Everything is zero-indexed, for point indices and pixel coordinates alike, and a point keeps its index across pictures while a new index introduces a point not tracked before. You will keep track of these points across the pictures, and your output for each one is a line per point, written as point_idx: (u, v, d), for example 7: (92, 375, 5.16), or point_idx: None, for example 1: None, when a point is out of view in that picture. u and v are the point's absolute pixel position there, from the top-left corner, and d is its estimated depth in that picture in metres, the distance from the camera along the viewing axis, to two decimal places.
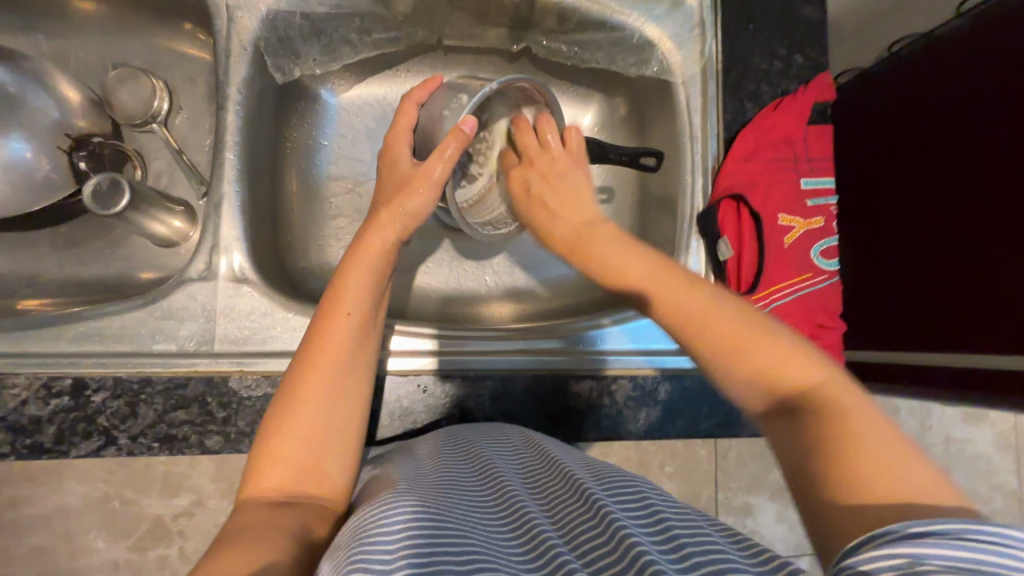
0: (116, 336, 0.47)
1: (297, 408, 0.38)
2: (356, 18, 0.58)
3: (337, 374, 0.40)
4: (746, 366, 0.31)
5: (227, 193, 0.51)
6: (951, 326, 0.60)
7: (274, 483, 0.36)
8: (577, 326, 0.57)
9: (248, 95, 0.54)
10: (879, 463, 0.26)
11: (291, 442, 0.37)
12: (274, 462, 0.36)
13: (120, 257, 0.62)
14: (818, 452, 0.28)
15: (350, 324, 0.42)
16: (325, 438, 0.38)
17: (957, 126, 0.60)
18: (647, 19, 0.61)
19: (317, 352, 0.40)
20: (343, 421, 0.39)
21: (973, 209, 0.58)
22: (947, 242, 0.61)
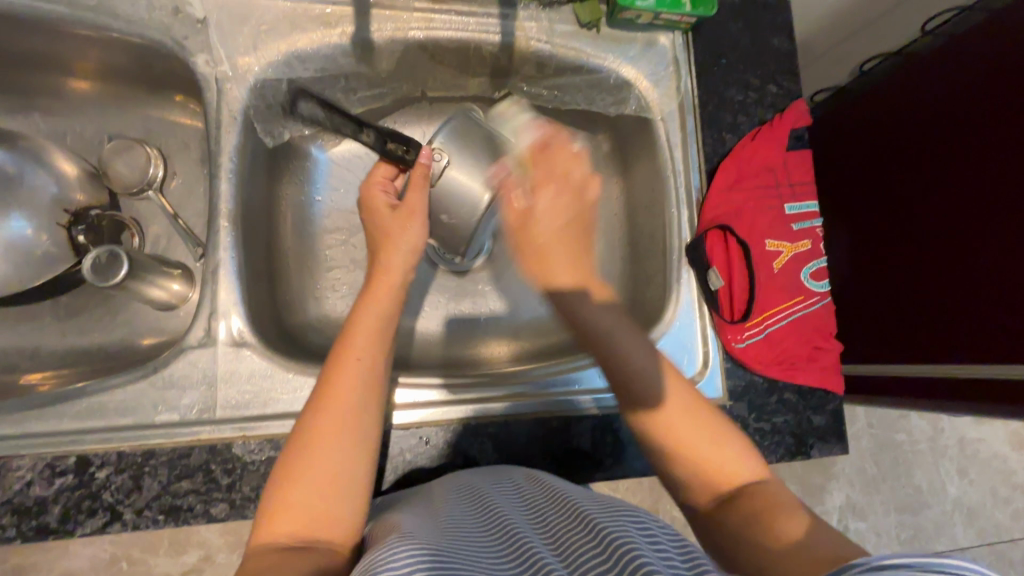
0: (118, 410, 0.47)
1: (307, 454, 0.41)
2: (342, 78, 0.60)
3: (347, 420, 0.43)
4: (709, 462, 0.44)
5: (223, 259, 0.52)
6: (957, 337, 0.60)
7: (287, 527, 0.37)
8: (573, 365, 0.58)
9: (241, 161, 0.55)
10: (798, 550, 0.35)
11: (305, 485, 0.39)
12: (286, 506, 0.38)
13: (121, 322, 0.63)
14: (765, 543, 0.37)
15: (358, 371, 0.45)
16: (338, 482, 0.40)
17: (945, 138, 0.61)
18: (623, 61, 0.63)
19: (327, 399, 0.43)
20: (357, 463, 0.41)
21: (969, 218, 0.59)
22: (945, 251, 0.61)
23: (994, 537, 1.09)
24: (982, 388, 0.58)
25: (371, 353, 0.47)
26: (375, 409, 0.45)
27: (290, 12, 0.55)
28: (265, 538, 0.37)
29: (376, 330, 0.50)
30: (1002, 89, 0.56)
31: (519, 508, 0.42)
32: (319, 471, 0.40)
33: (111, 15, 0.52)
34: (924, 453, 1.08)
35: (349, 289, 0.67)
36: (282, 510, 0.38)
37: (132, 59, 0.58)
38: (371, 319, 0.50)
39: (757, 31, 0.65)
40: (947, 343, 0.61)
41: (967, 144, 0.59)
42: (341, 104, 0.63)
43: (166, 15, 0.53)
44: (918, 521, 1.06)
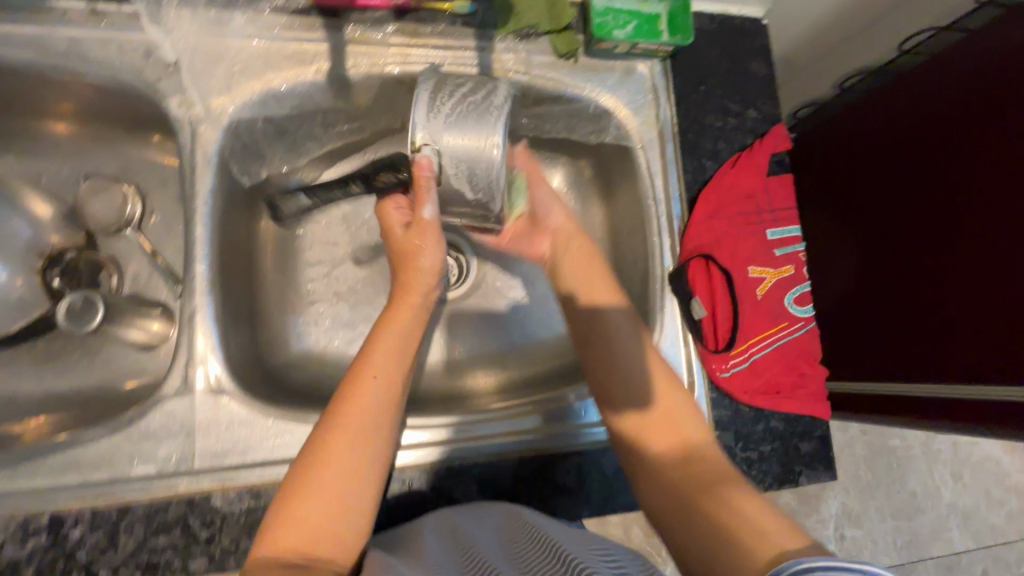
0: (92, 464, 0.46)
1: (318, 472, 0.42)
2: (319, 114, 0.60)
3: (361, 440, 0.43)
4: (663, 422, 0.48)
5: (199, 305, 0.51)
6: (951, 355, 0.59)
7: (291, 544, 0.39)
8: (559, 400, 0.57)
9: (216, 204, 0.54)
10: (741, 525, 0.38)
11: (314, 503, 0.40)
12: (293, 521, 0.40)
13: (100, 365, 0.62)
14: (711, 513, 0.40)
15: (375, 390, 0.45)
16: (346, 501, 0.41)
17: (937, 152, 0.60)
18: (603, 90, 0.63)
19: (342, 415, 0.44)
20: (363, 483, 0.43)
21: (965, 233, 0.57)
22: (940, 267, 0.60)
23: (990, 541, 1.09)
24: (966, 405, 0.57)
25: (391, 373, 0.47)
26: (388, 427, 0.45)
27: (264, 51, 0.54)
28: (265, 553, 0.38)
29: (400, 346, 0.49)
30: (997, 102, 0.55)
31: (499, 545, 0.42)
32: (329, 491, 0.41)
33: (81, 60, 0.51)
34: (918, 459, 1.08)
35: (333, 323, 0.65)
36: (288, 526, 0.39)
37: (106, 100, 0.57)
38: (393, 338, 0.49)
39: (734, 58, 0.66)
40: (942, 362, 0.60)
41: (960, 158, 0.58)
42: (320, 138, 0.63)
43: (138, 58, 0.52)
44: (914, 527, 1.07)
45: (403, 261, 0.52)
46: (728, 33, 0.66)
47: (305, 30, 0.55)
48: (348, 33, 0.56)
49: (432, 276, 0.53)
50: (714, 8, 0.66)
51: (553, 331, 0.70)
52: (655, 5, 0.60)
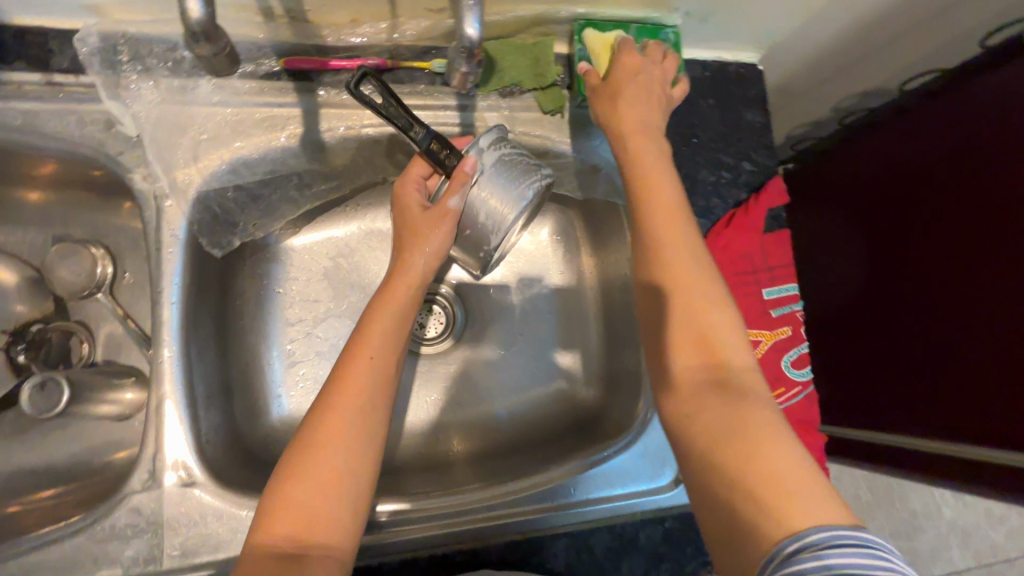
0: (55, 569, 0.44)
1: (312, 454, 0.40)
2: (294, 176, 0.57)
3: (357, 420, 0.42)
4: (709, 346, 0.40)
5: (167, 392, 0.49)
6: (960, 413, 0.61)
7: (284, 532, 0.37)
8: (552, 477, 0.53)
9: (185, 282, 0.51)
10: (786, 491, 0.32)
11: (309, 484, 0.39)
12: (288, 507, 0.38)
13: (72, 438, 0.60)
14: (751, 504, 0.32)
15: (371, 370, 0.44)
16: (344, 484, 0.40)
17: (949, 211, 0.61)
18: (591, 145, 0.60)
19: (341, 391, 0.42)
20: (361, 462, 0.41)
21: (989, 289, 0.58)
22: (946, 327, 0.62)
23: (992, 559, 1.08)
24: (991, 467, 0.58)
25: (387, 350, 0.46)
26: (383, 408, 0.44)
27: (233, 118, 0.52)
28: (260, 542, 0.37)
29: (393, 326, 0.47)
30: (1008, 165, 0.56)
31: None
32: (325, 474, 0.39)
33: (38, 135, 0.49)
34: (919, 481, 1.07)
35: (313, 388, 0.63)
36: (282, 509, 0.38)
37: (69, 169, 0.55)
38: (386, 313, 0.47)
39: (727, 108, 0.63)
40: (958, 424, 0.62)
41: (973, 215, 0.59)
42: (296, 201, 0.60)
43: (98, 131, 0.50)
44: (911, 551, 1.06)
45: (403, 229, 0.50)
46: (719, 81, 0.63)
47: (276, 94, 0.52)
48: (322, 97, 0.53)
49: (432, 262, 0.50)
50: (705, 54, 0.63)
51: (542, 387, 0.68)
52: None
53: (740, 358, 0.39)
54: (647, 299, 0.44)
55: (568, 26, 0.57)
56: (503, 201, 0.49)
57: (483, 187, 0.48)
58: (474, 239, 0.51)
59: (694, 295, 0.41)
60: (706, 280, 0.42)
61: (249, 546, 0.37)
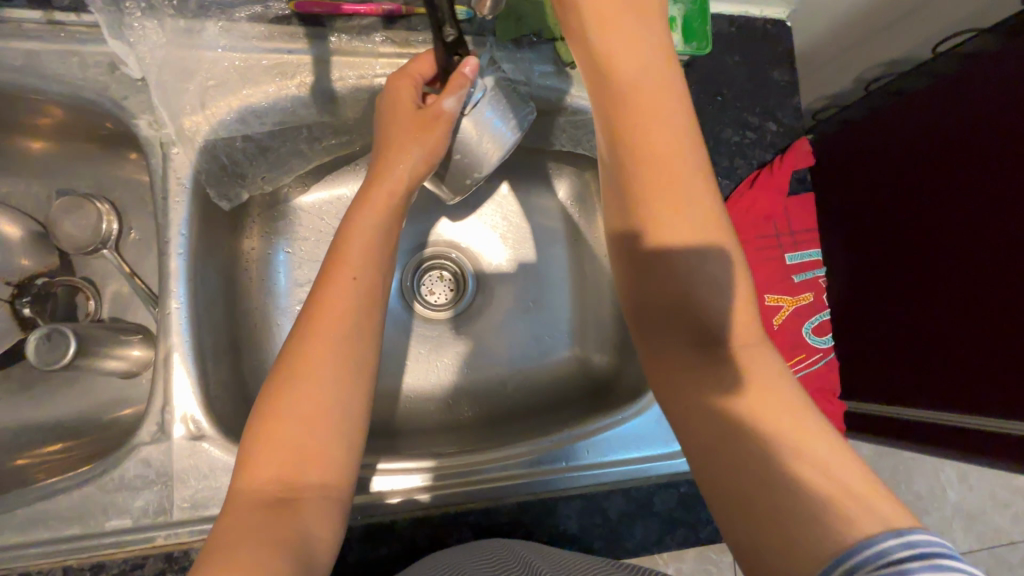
0: (64, 518, 0.44)
1: (292, 388, 0.37)
2: (304, 129, 0.55)
3: (341, 348, 0.39)
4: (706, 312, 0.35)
5: (175, 344, 0.48)
6: (953, 388, 0.61)
7: (269, 474, 0.35)
8: (550, 442, 0.53)
9: (192, 234, 0.50)
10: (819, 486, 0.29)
11: (291, 420, 0.36)
12: (273, 445, 0.35)
13: (79, 394, 0.59)
14: (796, 498, 0.29)
15: (354, 292, 0.41)
16: (331, 417, 0.37)
17: (947, 185, 0.61)
18: None
19: (322, 318, 0.40)
20: (350, 390, 0.38)
21: (993, 259, 0.57)
22: (953, 297, 0.61)
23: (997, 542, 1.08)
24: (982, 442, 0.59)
25: (369, 271, 0.43)
26: (371, 333, 0.41)
27: (241, 63, 0.50)
28: (245, 488, 0.34)
29: (375, 246, 0.45)
30: (1010, 139, 0.55)
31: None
32: (310, 408, 0.37)
33: (40, 77, 0.47)
34: (927, 461, 1.06)
35: None
36: (266, 448, 0.35)
37: (74, 116, 0.53)
38: (367, 236, 0.45)
39: (754, 64, 0.60)
40: (959, 394, 0.61)
41: (971, 190, 0.59)
42: (305, 154, 0.58)
43: (102, 74, 0.48)
44: None
45: (388, 150, 0.49)
46: (746, 37, 0.61)
47: (286, 39, 0.50)
48: (333, 43, 0.51)
49: (419, 167, 0.49)
50: (732, 9, 0.61)
51: (554, 354, 0.67)
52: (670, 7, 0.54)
53: (744, 323, 0.35)
54: (631, 251, 0.37)
55: None
56: (491, 134, 0.50)
57: (477, 117, 0.49)
58: (461, 166, 0.52)
59: (702, 261, 0.35)
60: (704, 228, 0.35)
61: (234, 492, 0.34)
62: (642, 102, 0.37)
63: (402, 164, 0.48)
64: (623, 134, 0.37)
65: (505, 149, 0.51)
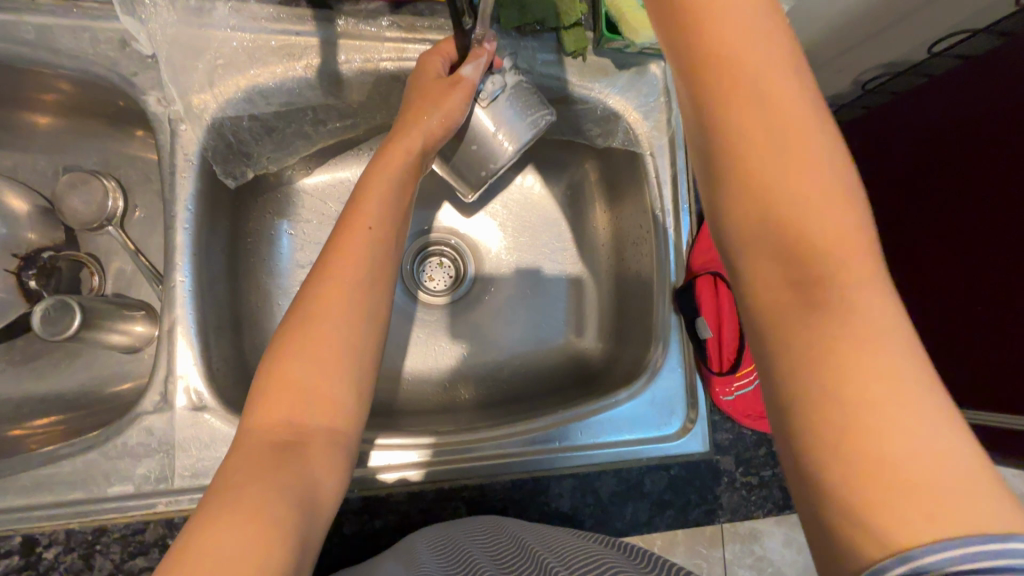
0: (66, 483, 0.44)
1: (305, 331, 0.38)
2: (310, 111, 0.56)
3: (354, 301, 0.41)
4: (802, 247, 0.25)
5: (179, 316, 0.49)
6: (958, 379, 0.63)
7: (280, 414, 0.36)
8: (547, 421, 0.54)
9: (198, 209, 0.51)
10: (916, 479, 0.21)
11: (303, 362, 0.37)
12: (284, 387, 0.36)
13: (82, 368, 0.60)
14: (870, 487, 0.22)
15: (368, 243, 0.43)
16: (342, 365, 0.38)
17: (955, 182, 0.62)
18: (612, 91, 0.59)
19: (337, 266, 0.41)
20: (360, 338, 0.40)
21: (1005, 253, 0.58)
22: (972, 294, 0.61)
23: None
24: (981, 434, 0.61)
25: (382, 228, 0.45)
26: (382, 285, 0.43)
27: (250, 44, 0.50)
28: (254, 426, 0.35)
29: (389, 202, 0.46)
30: (1019, 140, 0.55)
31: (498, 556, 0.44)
32: (321, 354, 0.38)
33: (51, 51, 0.48)
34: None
35: None
36: (276, 390, 0.36)
37: (84, 92, 0.54)
38: (381, 192, 0.46)
39: None
40: (986, 390, 0.61)
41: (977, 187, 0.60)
42: (310, 136, 0.59)
43: (112, 49, 0.49)
44: None
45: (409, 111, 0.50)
46: None
47: (294, 21, 0.51)
48: (340, 26, 0.52)
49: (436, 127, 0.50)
50: None
51: (551, 339, 0.68)
52: None
53: (865, 276, 0.25)
54: (718, 174, 0.27)
55: None
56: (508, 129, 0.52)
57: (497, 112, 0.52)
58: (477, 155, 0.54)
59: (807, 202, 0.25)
60: (810, 189, 0.25)
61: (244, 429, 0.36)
62: (726, 40, 0.26)
63: (416, 128, 0.50)
64: (690, 28, 0.27)
65: (519, 143, 0.53)
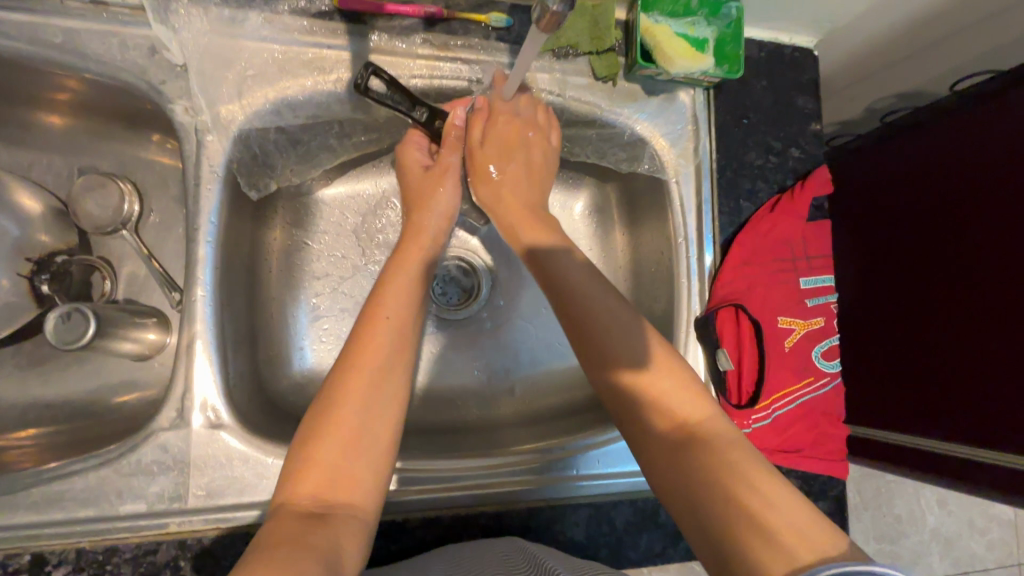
0: (79, 499, 0.44)
1: (330, 415, 0.40)
2: (336, 124, 0.55)
3: (373, 385, 0.42)
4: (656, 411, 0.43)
5: (200, 330, 0.48)
6: (948, 414, 0.61)
7: (309, 491, 0.38)
8: (563, 450, 0.54)
9: (221, 222, 0.50)
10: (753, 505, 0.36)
11: (327, 445, 0.39)
12: (312, 470, 0.38)
13: (88, 374, 0.59)
14: (751, 541, 0.34)
15: (388, 329, 0.45)
16: (365, 441, 0.40)
17: (953, 219, 0.61)
18: (640, 116, 0.58)
19: (359, 351, 0.43)
20: (380, 420, 0.41)
21: (987, 289, 0.58)
22: (950, 327, 0.61)
23: (969, 567, 1.11)
24: (969, 471, 0.59)
25: (400, 315, 0.46)
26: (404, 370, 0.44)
27: (280, 56, 0.50)
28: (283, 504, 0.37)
29: (407, 289, 0.48)
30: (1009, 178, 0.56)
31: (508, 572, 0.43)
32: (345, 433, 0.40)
33: (79, 55, 0.47)
34: (908, 485, 1.09)
35: (338, 342, 0.61)
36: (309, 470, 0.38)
37: (106, 96, 0.53)
38: (404, 283, 0.49)
39: (781, 90, 0.62)
40: (960, 424, 0.60)
41: (974, 226, 0.59)
42: (335, 149, 0.58)
43: (141, 57, 0.48)
44: (897, 551, 1.08)
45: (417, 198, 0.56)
46: (775, 63, 0.62)
47: (327, 34, 0.50)
48: (373, 41, 0.51)
49: (442, 222, 0.57)
50: (763, 34, 0.61)
51: (564, 362, 0.68)
52: (704, 29, 0.54)
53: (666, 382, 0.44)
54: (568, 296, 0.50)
55: None
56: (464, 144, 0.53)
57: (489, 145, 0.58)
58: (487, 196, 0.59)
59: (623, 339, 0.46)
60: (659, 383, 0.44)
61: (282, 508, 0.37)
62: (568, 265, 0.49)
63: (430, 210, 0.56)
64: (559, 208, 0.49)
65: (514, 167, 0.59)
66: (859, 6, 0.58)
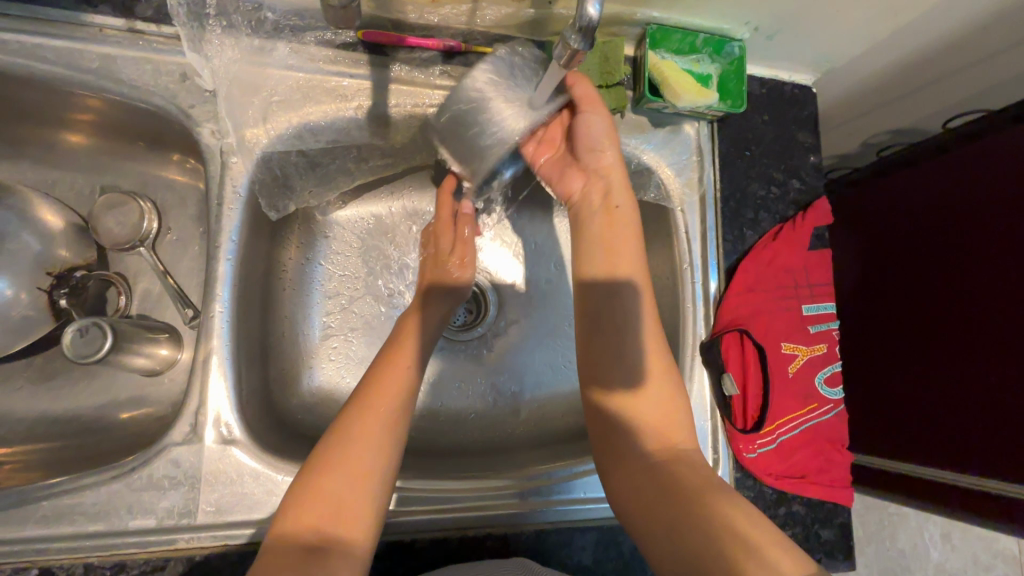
0: (89, 513, 0.44)
1: (339, 453, 0.43)
2: (353, 149, 0.57)
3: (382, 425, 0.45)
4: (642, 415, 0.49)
5: (215, 347, 0.49)
6: (948, 443, 0.62)
7: (306, 525, 0.39)
8: (575, 472, 0.54)
9: (242, 240, 0.52)
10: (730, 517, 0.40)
11: (337, 478, 0.42)
12: (314, 500, 0.40)
13: (100, 389, 0.59)
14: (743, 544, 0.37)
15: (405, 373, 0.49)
16: (364, 481, 0.42)
17: (955, 257, 0.62)
18: (647, 147, 0.61)
19: (372, 397, 0.46)
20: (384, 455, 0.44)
21: (984, 321, 0.59)
22: (948, 357, 0.62)
23: None
24: (971, 500, 0.59)
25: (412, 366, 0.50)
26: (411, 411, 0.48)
27: (304, 83, 0.52)
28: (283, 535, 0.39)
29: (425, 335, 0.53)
30: (1003, 215, 0.58)
31: None
32: (352, 483, 0.42)
33: (113, 80, 0.50)
34: (909, 517, 1.08)
35: (348, 360, 0.62)
36: (305, 505, 0.40)
37: (130, 116, 0.54)
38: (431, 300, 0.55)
39: (782, 124, 0.64)
40: (956, 451, 0.61)
41: (973, 262, 0.60)
42: (352, 173, 0.60)
43: (173, 82, 0.51)
44: None
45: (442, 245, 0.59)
46: (776, 99, 0.64)
47: (351, 64, 0.53)
48: (394, 72, 0.53)
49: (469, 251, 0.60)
50: (763, 72, 0.64)
51: (570, 385, 0.68)
52: (708, 66, 0.58)
53: (659, 409, 0.49)
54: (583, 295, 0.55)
55: (640, 29, 0.57)
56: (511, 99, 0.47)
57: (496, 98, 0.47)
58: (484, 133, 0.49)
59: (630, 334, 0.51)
60: (661, 391, 0.50)
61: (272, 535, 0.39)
62: (621, 230, 0.54)
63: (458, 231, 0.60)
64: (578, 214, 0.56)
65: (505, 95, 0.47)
66: (853, 49, 0.61)
